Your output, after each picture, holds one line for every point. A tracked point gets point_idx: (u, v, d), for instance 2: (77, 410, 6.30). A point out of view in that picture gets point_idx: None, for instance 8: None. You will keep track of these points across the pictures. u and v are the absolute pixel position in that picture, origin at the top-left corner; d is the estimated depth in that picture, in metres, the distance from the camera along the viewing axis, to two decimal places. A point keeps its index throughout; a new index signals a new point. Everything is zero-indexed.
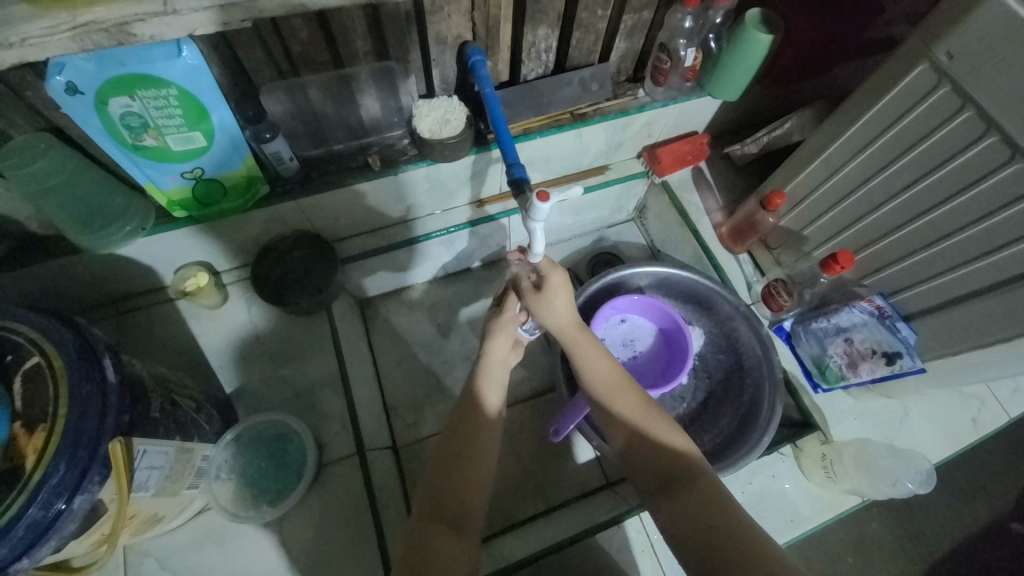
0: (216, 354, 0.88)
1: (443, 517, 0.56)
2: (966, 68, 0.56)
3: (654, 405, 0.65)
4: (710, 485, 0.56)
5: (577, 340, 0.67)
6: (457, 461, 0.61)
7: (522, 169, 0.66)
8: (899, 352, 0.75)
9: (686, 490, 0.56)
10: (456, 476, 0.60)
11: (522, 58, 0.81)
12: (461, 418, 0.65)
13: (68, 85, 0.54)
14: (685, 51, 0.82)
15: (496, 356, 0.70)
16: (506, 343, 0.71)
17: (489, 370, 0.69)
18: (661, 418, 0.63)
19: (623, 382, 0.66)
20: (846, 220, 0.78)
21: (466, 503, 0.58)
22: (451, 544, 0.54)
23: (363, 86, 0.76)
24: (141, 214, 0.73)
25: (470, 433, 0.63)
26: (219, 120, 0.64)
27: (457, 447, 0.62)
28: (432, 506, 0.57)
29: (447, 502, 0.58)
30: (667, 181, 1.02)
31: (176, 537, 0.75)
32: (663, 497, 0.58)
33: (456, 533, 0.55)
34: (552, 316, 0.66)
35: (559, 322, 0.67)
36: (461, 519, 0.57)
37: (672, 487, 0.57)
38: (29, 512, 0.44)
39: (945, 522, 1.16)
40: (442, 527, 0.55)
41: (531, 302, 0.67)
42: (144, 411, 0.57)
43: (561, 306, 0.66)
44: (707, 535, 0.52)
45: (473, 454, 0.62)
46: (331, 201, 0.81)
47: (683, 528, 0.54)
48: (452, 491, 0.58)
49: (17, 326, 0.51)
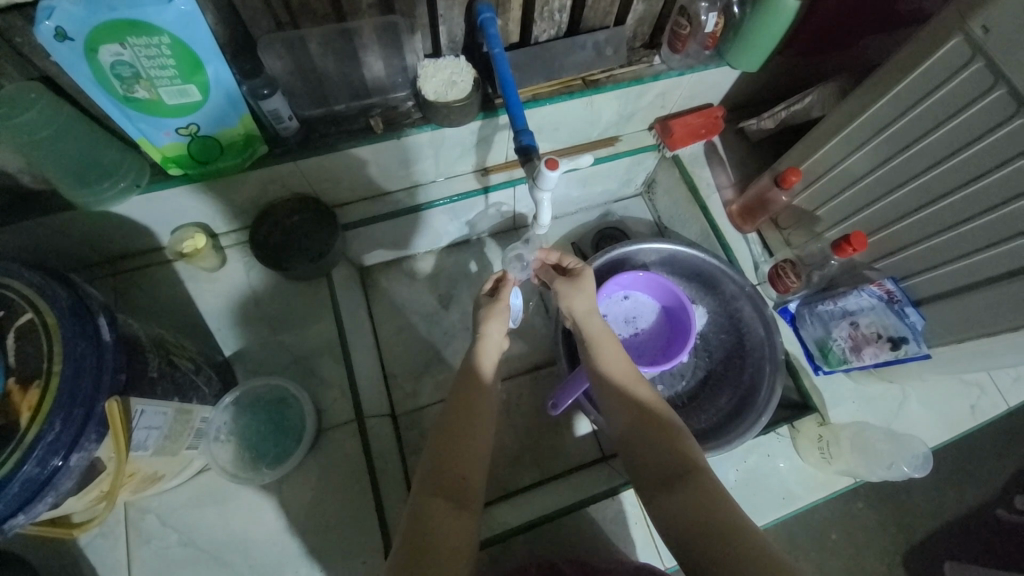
0: (215, 318, 0.87)
1: (444, 492, 0.56)
2: (1006, 42, 0.53)
3: (661, 401, 0.64)
4: (712, 486, 0.54)
5: (597, 332, 0.70)
6: (457, 435, 0.60)
7: (531, 136, 0.64)
8: (905, 338, 0.74)
9: (686, 487, 0.54)
10: (456, 449, 0.59)
11: (534, 17, 0.77)
12: (463, 392, 0.64)
13: (58, 31, 0.51)
14: (706, 17, 0.77)
15: (491, 339, 0.69)
16: (500, 331, 0.70)
17: (488, 350, 0.69)
18: (667, 414, 0.62)
19: (631, 376, 0.66)
20: (861, 201, 0.76)
21: (467, 478, 0.58)
22: (452, 519, 0.54)
23: (366, 42, 0.72)
24: (135, 170, 0.71)
25: (469, 406, 0.63)
26: (214, 74, 0.61)
27: (456, 422, 0.61)
28: (431, 480, 0.57)
29: (447, 477, 0.57)
30: (678, 155, 0.99)
31: (176, 496, 0.76)
32: (660, 492, 0.56)
33: (457, 508, 0.55)
34: (569, 303, 0.71)
35: (583, 308, 0.71)
36: (461, 493, 0.56)
37: (672, 483, 0.55)
38: (24, 469, 0.44)
39: (933, 505, 1.18)
40: (443, 501, 0.55)
41: (561, 287, 0.73)
42: (141, 371, 0.56)
43: (587, 294, 0.71)
44: (700, 529, 0.50)
45: (472, 429, 0.61)
46: (331, 164, 0.79)
47: (676, 522, 0.52)
48: (452, 466, 0.58)
49: (8, 281, 0.49)
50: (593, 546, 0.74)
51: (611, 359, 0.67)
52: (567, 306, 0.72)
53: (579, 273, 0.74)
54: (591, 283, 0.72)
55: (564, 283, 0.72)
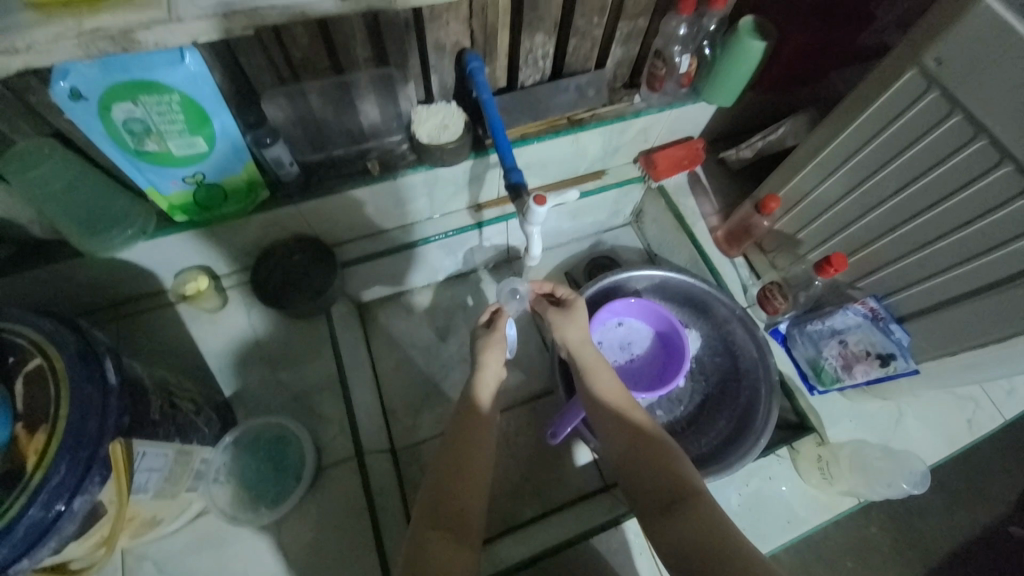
0: (215, 357, 0.88)
1: (444, 526, 0.56)
2: (955, 73, 0.57)
3: (656, 425, 0.65)
4: (710, 508, 0.55)
5: (591, 359, 0.71)
6: (457, 466, 0.61)
7: (520, 174, 0.68)
8: (893, 354, 0.76)
9: (685, 510, 0.55)
10: (455, 482, 0.60)
11: (520, 64, 0.82)
12: (462, 424, 0.65)
13: (73, 91, 0.55)
14: (679, 58, 0.84)
15: (489, 369, 0.70)
16: (497, 360, 0.71)
17: (485, 381, 0.70)
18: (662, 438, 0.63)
19: (625, 401, 0.67)
20: (839, 223, 0.80)
21: (466, 511, 0.58)
22: (451, 552, 0.54)
23: (363, 92, 0.77)
24: (142, 218, 0.74)
25: (468, 439, 0.64)
26: (221, 127, 0.64)
27: (455, 454, 0.62)
28: (431, 514, 0.57)
29: (447, 510, 0.58)
30: (663, 185, 1.03)
31: (174, 541, 0.75)
32: (660, 516, 0.57)
33: (456, 542, 0.55)
34: (562, 332, 0.73)
35: (577, 337, 0.73)
36: (461, 526, 0.57)
37: (671, 507, 0.56)
38: (29, 513, 0.44)
39: (945, 525, 1.16)
40: (442, 535, 0.55)
41: (554, 317, 0.75)
42: (144, 413, 0.57)
43: (579, 323, 0.74)
44: (701, 552, 0.51)
45: (472, 459, 0.62)
46: (331, 205, 0.82)
47: (677, 545, 0.53)
48: (451, 498, 0.59)
49: (19, 328, 0.51)
50: None
51: (606, 385, 0.68)
52: (560, 336, 0.74)
53: (571, 303, 0.76)
54: (583, 313, 0.75)
55: (557, 313, 0.75)
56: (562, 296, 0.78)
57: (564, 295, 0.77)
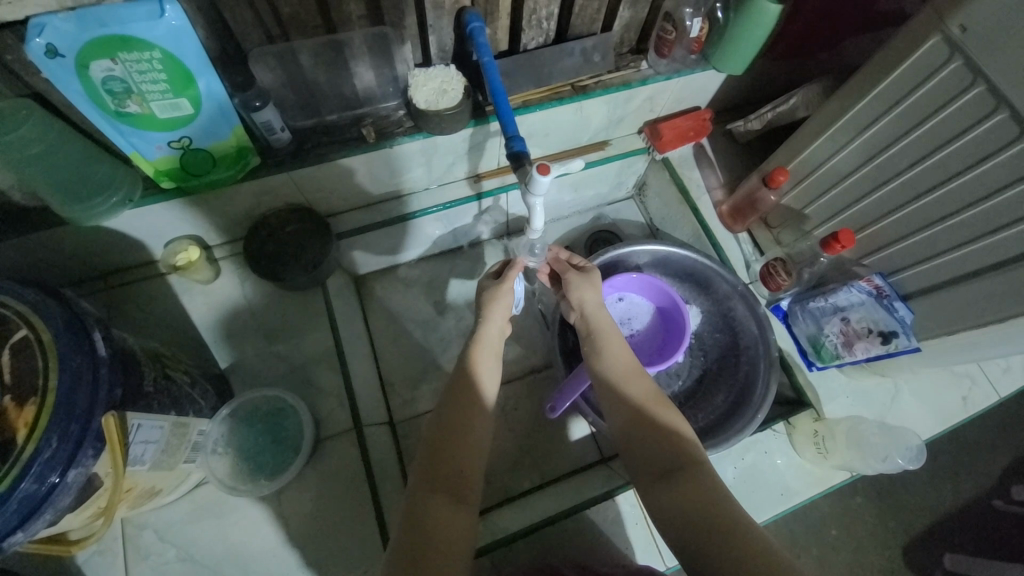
0: (209, 329, 0.87)
1: (442, 487, 0.57)
2: (982, 42, 0.55)
3: (663, 395, 0.64)
4: (710, 480, 0.54)
5: (604, 325, 0.70)
6: (457, 424, 0.61)
7: (522, 142, 0.65)
8: (894, 331, 0.74)
9: (685, 479, 0.55)
10: (454, 449, 0.59)
11: (522, 26, 0.78)
12: (460, 384, 0.65)
13: (48, 48, 0.52)
14: (691, 21, 0.79)
15: (494, 321, 0.70)
16: (502, 315, 0.71)
17: (488, 339, 0.69)
18: (668, 407, 0.62)
19: (633, 368, 0.65)
20: (847, 199, 0.78)
21: (464, 470, 0.59)
22: (451, 514, 0.55)
23: (357, 53, 0.73)
24: (127, 184, 0.71)
25: (464, 401, 0.63)
26: (207, 88, 0.61)
27: (455, 418, 0.61)
28: (430, 475, 0.58)
29: (447, 470, 0.58)
30: (667, 158, 1.00)
31: (174, 510, 0.75)
32: (657, 483, 0.56)
33: (457, 504, 0.56)
34: (580, 294, 0.72)
35: (593, 300, 0.72)
36: (460, 485, 0.58)
37: (670, 475, 0.56)
38: (22, 486, 0.44)
39: (928, 498, 1.19)
40: (441, 496, 0.56)
41: (572, 279, 0.73)
42: (137, 385, 0.56)
43: (596, 287, 0.73)
44: (695, 521, 0.51)
45: (472, 416, 0.62)
46: (323, 174, 0.79)
47: (672, 513, 0.53)
48: (452, 457, 0.59)
49: (4, 298, 0.49)
50: (594, 549, 0.74)
51: (614, 351, 0.67)
52: (578, 298, 0.72)
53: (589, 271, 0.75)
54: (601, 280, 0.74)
55: (573, 276, 0.73)
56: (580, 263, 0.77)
57: (580, 263, 0.77)
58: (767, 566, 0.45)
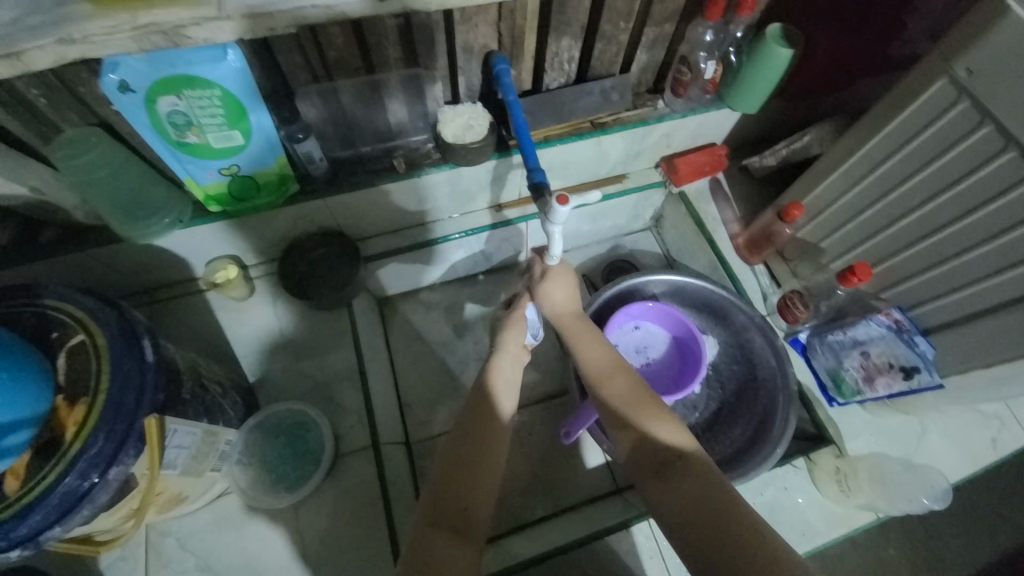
0: (240, 344, 0.91)
1: (448, 523, 0.56)
2: (986, 83, 0.57)
3: (644, 387, 0.66)
4: (700, 466, 0.56)
5: (582, 333, 0.73)
6: (465, 461, 0.61)
7: (542, 174, 0.69)
8: (917, 367, 0.74)
9: (676, 470, 0.56)
10: (462, 482, 0.60)
11: (545, 67, 0.84)
12: (473, 416, 0.65)
13: (122, 83, 0.58)
14: (705, 64, 0.85)
15: (509, 351, 0.72)
16: (516, 342, 0.73)
17: (503, 363, 0.71)
18: (649, 400, 0.64)
19: (614, 369, 0.68)
20: (863, 233, 0.79)
21: (470, 509, 0.58)
22: (453, 547, 0.54)
23: (392, 91, 0.79)
24: (179, 206, 0.77)
25: (473, 437, 0.63)
26: (256, 122, 0.67)
27: (466, 452, 0.62)
28: (437, 511, 0.57)
29: (452, 506, 0.58)
30: (684, 191, 1.03)
31: (196, 519, 0.77)
32: (652, 475, 0.58)
33: (459, 539, 0.55)
34: (555, 305, 0.75)
35: (562, 307, 0.75)
36: (466, 523, 0.57)
37: (663, 467, 0.57)
38: (66, 481, 0.47)
39: (965, 550, 1.12)
40: (447, 531, 0.56)
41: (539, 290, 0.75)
42: (176, 392, 0.60)
43: (563, 291, 0.75)
44: (692, 512, 0.52)
45: (484, 455, 0.62)
46: (356, 201, 0.85)
47: (670, 505, 0.54)
48: (458, 493, 0.59)
49: (63, 305, 0.55)
50: None
51: (595, 356, 0.70)
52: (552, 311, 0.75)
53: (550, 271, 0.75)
54: (569, 273, 0.75)
55: (541, 283, 0.75)
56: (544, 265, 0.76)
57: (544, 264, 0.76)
58: (767, 550, 0.47)
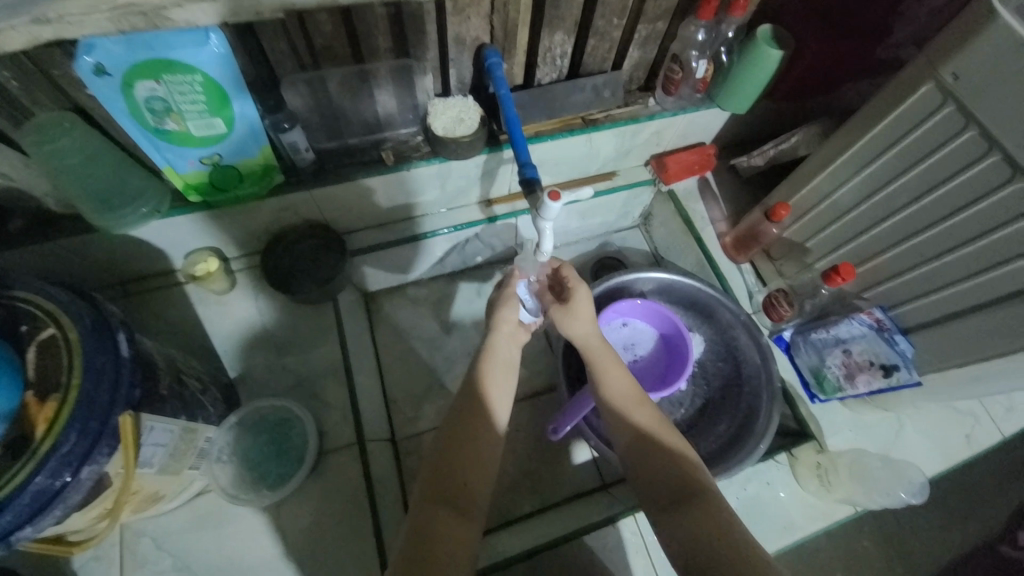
0: (220, 338, 0.89)
1: (447, 501, 0.57)
2: (972, 89, 0.58)
3: (666, 421, 0.64)
4: (720, 506, 0.55)
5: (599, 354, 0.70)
6: (461, 440, 0.61)
7: (534, 169, 0.68)
8: (895, 365, 0.77)
9: (696, 508, 0.54)
10: (460, 461, 0.60)
11: (537, 62, 0.83)
12: (470, 394, 0.65)
13: (97, 66, 0.55)
14: (697, 63, 0.84)
15: (504, 331, 0.70)
16: (512, 318, 0.72)
17: (501, 343, 0.70)
18: (671, 435, 0.62)
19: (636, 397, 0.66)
20: (847, 234, 0.80)
21: (469, 486, 0.59)
22: (450, 525, 0.56)
23: (381, 81, 0.77)
24: (156, 196, 0.74)
25: (472, 416, 0.63)
26: (240, 110, 0.65)
27: (462, 432, 0.62)
28: (434, 491, 0.58)
29: (450, 485, 0.59)
30: (672, 189, 1.03)
31: (173, 518, 0.75)
32: (669, 509, 0.56)
33: (457, 515, 0.57)
34: (574, 328, 0.71)
35: (580, 334, 0.71)
36: (464, 500, 0.58)
37: (681, 503, 0.56)
38: (36, 480, 0.45)
39: (935, 542, 1.16)
40: (446, 508, 0.57)
41: (556, 315, 0.72)
42: (154, 388, 0.58)
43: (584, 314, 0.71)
44: (715, 554, 0.50)
45: (481, 432, 0.62)
46: (342, 193, 0.83)
47: (693, 548, 0.51)
48: (454, 471, 0.59)
49: (34, 296, 0.52)
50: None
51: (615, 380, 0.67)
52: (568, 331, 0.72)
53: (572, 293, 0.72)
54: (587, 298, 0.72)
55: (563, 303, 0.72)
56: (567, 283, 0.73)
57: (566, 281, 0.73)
58: None
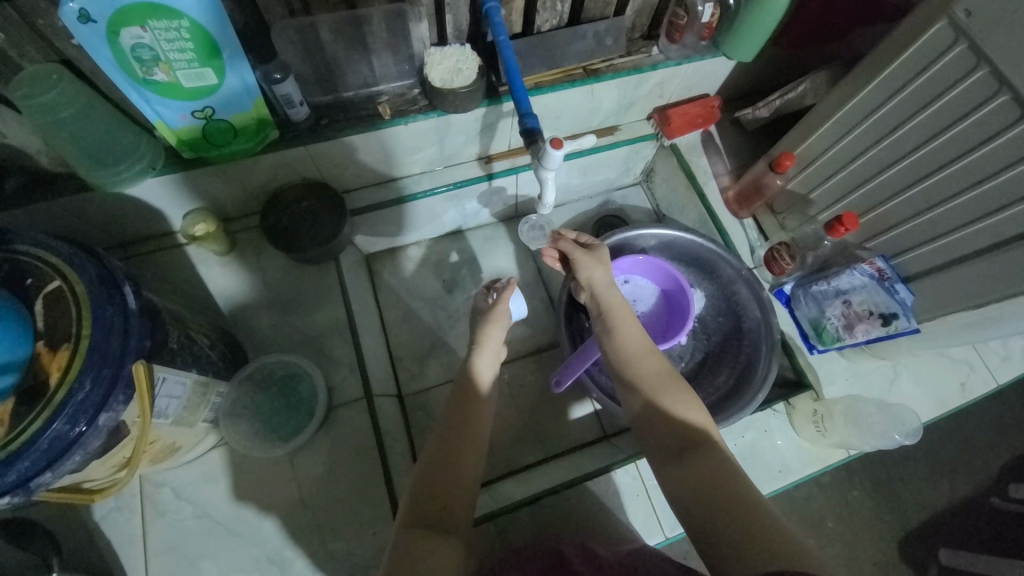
0: (224, 298, 0.89)
1: (428, 520, 0.54)
2: (987, 23, 0.56)
3: (676, 374, 0.65)
4: (723, 457, 0.56)
5: (615, 302, 0.71)
6: (452, 445, 0.60)
7: (535, 119, 0.66)
8: (895, 314, 0.77)
9: (698, 459, 0.56)
10: (440, 472, 0.58)
11: (537, 7, 0.79)
12: (455, 407, 0.64)
13: (81, 13, 0.53)
14: (703, 7, 0.80)
15: (488, 348, 0.70)
16: (499, 335, 0.72)
17: (486, 355, 0.70)
18: (680, 387, 0.63)
19: (647, 348, 0.67)
20: (853, 183, 0.79)
21: (451, 506, 0.56)
22: (433, 547, 0.52)
23: (375, 29, 0.73)
24: (151, 152, 0.73)
25: (453, 432, 0.61)
26: (230, 60, 0.63)
27: (446, 446, 0.60)
28: (418, 506, 0.55)
29: (432, 499, 0.56)
30: (675, 144, 1.01)
31: (190, 471, 0.78)
32: (671, 459, 0.58)
33: (439, 535, 0.53)
34: (593, 276, 0.73)
35: (599, 281, 0.73)
36: (447, 519, 0.55)
37: (684, 453, 0.58)
38: (54, 426, 0.46)
39: (926, 489, 1.20)
40: (427, 530, 0.53)
41: (579, 257, 0.74)
42: (163, 339, 0.58)
43: (604, 266, 0.74)
44: (713, 500, 0.52)
45: (464, 444, 0.61)
46: (339, 150, 0.81)
47: (691, 493, 0.54)
48: (439, 483, 0.57)
49: (38, 250, 0.52)
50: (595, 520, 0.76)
51: (628, 331, 0.68)
52: (585, 275, 0.74)
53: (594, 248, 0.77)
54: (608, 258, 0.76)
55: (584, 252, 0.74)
56: (587, 241, 0.79)
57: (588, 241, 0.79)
58: (790, 544, 0.46)
